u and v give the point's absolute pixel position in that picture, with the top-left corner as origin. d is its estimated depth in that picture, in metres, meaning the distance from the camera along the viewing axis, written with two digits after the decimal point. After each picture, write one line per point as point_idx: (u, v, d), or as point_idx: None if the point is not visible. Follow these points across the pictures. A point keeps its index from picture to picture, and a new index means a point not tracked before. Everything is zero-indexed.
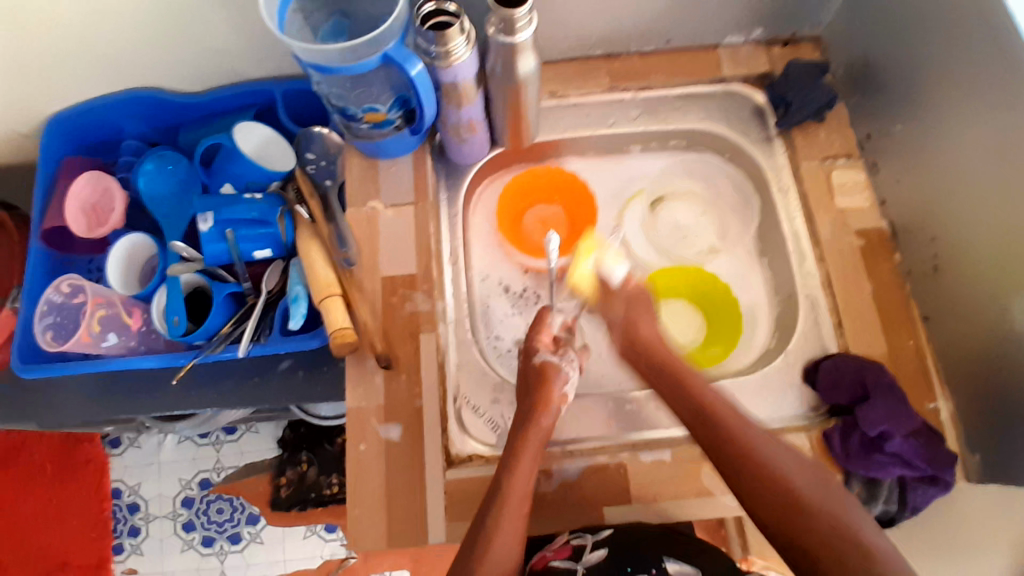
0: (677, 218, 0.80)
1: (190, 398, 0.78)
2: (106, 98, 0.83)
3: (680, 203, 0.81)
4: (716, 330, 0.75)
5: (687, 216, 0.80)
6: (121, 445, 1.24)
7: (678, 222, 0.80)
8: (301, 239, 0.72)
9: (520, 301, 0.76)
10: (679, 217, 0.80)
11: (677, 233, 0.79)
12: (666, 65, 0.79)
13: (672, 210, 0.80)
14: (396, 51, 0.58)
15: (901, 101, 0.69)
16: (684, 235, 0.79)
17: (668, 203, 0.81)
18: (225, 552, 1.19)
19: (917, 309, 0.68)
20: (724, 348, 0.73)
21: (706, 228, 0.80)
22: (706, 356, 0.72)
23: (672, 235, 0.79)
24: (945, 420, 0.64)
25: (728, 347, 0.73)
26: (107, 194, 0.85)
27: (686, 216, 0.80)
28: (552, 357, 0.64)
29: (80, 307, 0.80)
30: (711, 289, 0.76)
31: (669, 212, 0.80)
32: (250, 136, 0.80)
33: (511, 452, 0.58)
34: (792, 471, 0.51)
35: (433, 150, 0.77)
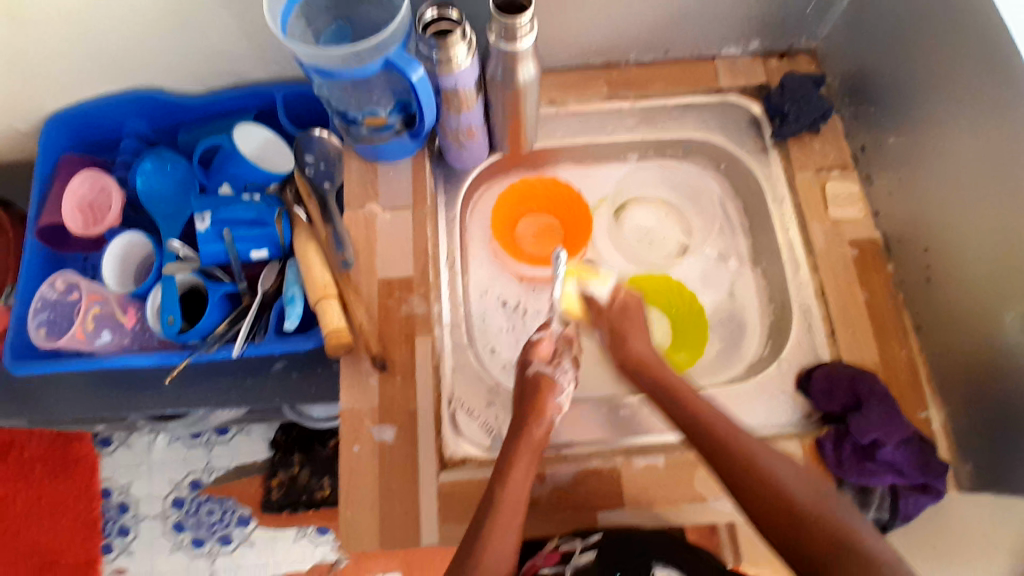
0: (641, 222, 0.81)
1: (184, 397, 0.78)
2: (106, 97, 0.83)
3: (641, 207, 0.82)
4: (682, 337, 0.75)
5: (650, 220, 0.82)
6: (112, 445, 1.24)
7: (644, 226, 0.81)
8: (299, 241, 0.72)
9: (511, 316, 0.76)
10: (642, 222, 0.81)
11: (644, 238, 0.81)
12: (665, 75, 0.80)
13: (635, 216, 0.82)
14: (398, 56, 0.58)
15: (895, 115, 0.70)
16: (650, 240, 0.80)
17: (630, 209, 0.82)
18: (214, 554, 1.19)
19: (909, 320, 0.69)
20: (690, 355, 0.74)
21: (673, 229, 0.81)
22: (673, 362, 0.73)
23: (639, 240, 0.80)
24: (937, 430, 0.65)
25: (695, 354, 0.73)
26: (105, 192, 0.85)
27: (651, 218, 0.82)
28: (545, 369, 0.65)
29: (75, 303, 0.80)
30: (687, 302, 0.75)
31: (634, 217, 0.82)
32: (249, 138, 0.81)
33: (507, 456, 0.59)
34: None
35: (433, 154, 0.77)
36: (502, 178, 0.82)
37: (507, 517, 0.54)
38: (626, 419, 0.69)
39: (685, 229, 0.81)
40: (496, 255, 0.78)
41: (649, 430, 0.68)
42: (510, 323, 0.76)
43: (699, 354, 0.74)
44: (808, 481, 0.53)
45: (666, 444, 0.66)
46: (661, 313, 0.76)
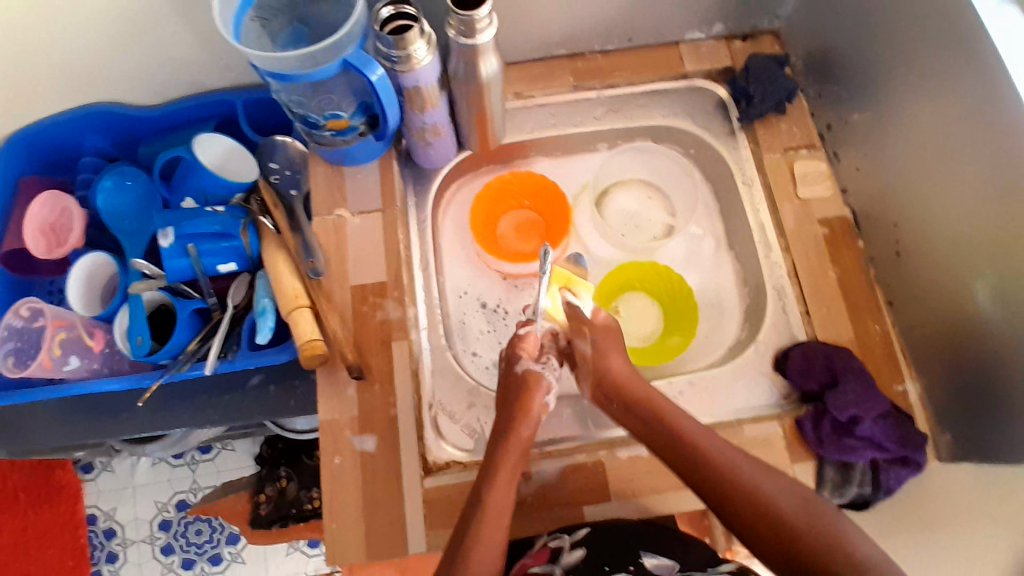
0: (625, 206, 0.81)
1: (159, 418, 0.76)
2: (59, 115, 0.81)
3: (624, 191, 0.82)
4: (674, 319, 0.75)
5: (633, 204, 0.82)
6: (93, 470, 1.21)
7: (628, 210, 0.81)
8: (267, 251, 0.70)
9: (494, 317, 0.75)
10: (625, 206, 0.81)
11: (628, 222, 0.81)
12: (630, 63, 0.79)
13: (618, 202, 0.81)
14: (355, 56, 0.58)
15: (859, 91, 0.70)
16: (636, 224, 0.80)
17: (613, 194, 0.82)
18: (205, 574, 1.17)
19: (882, 295, 0.70)
20: (684, 337, 0.74)
21: (656, 212, 0.81)
22: (668, 347, 0.74)
23: (624, 226, 0.80)
24: (915, 401, 0.66)
25: (688, 335, 0.73)
26: (65, 213, 0.83)
27: (633, 202, 0.82)
28: (534, 366, 0.64)
29: (41, 330, 0.77)
30: (670, 282, 0.75)
31: (616, 203, 0.81)
32: (210, 147, 0.78)
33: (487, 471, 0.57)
34: None
35: (400, 155, 0.76)
36: (473, 174, 0.81)
37: (494, 522, 0.54)
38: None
39: (669, 210, 0.81)
40: (479, 256, 0.77)
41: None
42: (490, 326, 0.75)
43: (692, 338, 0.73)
44: (785, 484, 0.54)
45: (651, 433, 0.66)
46: (646, 294, 0.78)
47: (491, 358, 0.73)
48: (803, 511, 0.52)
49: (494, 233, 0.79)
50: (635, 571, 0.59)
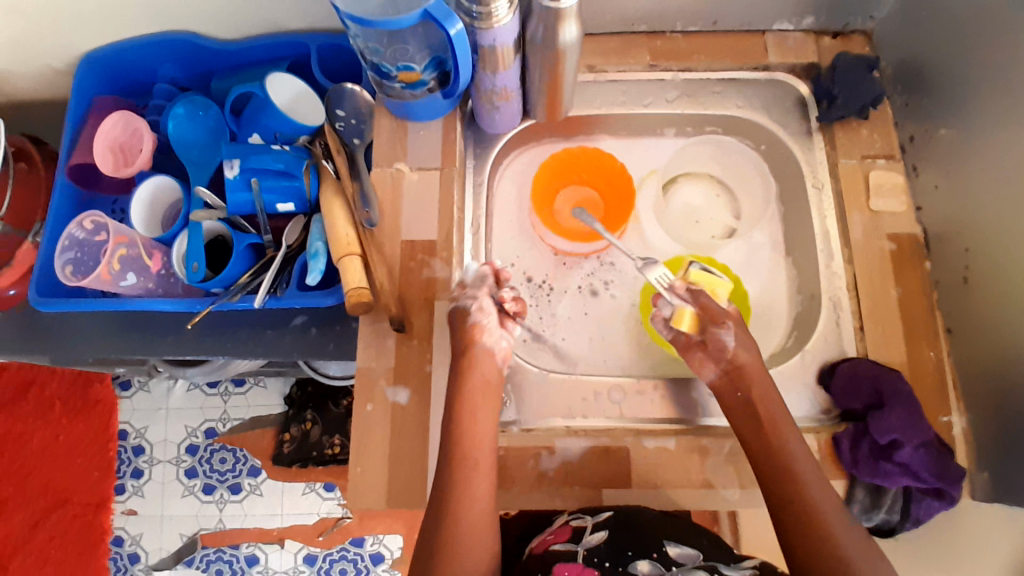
0: (689, 200, 0.79)
1: (203, 345, 0.78)
2: (138, 39, 0.82)
3: (693, 184, 0.80)
4: None
5: (698, 199, 0.80)
6: (131, 388, 1.27)
7: (691, 205, 0.79)
8: (324, 196, 0.71)
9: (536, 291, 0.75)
10: (689, 200, 0.79)
11: (689, 215, 0.79)
12: (710, 48, 0.76)
13: (682, 194, 0.79)
14: (436, 7, 0.56)
15: (950, 106, 0.67)
16: (696, 219, 0.79)
17: (679, 184, 0.80)
18: (224, 501, 1.22)
19: (941, 320, 0.67)
20: None
21: (719, 212, 0.79)
22: None
23: (684, 218, 0.79)
24: (958, 435, 0.63)
25: None
26: (136, 135, 0.85)
27: (700, 197, 0.80)
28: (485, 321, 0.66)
29: (101, 244, 0.80)
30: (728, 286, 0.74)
31: (682, 195, 0.79)
32: (282, 88, 0.79)
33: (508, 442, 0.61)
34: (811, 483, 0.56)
35: (465, 116, 0.75)
36: (546, 143, 0.81)
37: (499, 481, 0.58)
38: (670, 400, 0.67)
39: (734, 211, 0.79)
40: (536, 227, 0.76)
41: (704, 414, 0.67)
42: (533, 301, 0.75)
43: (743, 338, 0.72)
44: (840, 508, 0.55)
45: (695, 425, 0.66)
46: None
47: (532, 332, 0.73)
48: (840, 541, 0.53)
49: (552, 207, 0.78)
50: (658, 558, 0.60)
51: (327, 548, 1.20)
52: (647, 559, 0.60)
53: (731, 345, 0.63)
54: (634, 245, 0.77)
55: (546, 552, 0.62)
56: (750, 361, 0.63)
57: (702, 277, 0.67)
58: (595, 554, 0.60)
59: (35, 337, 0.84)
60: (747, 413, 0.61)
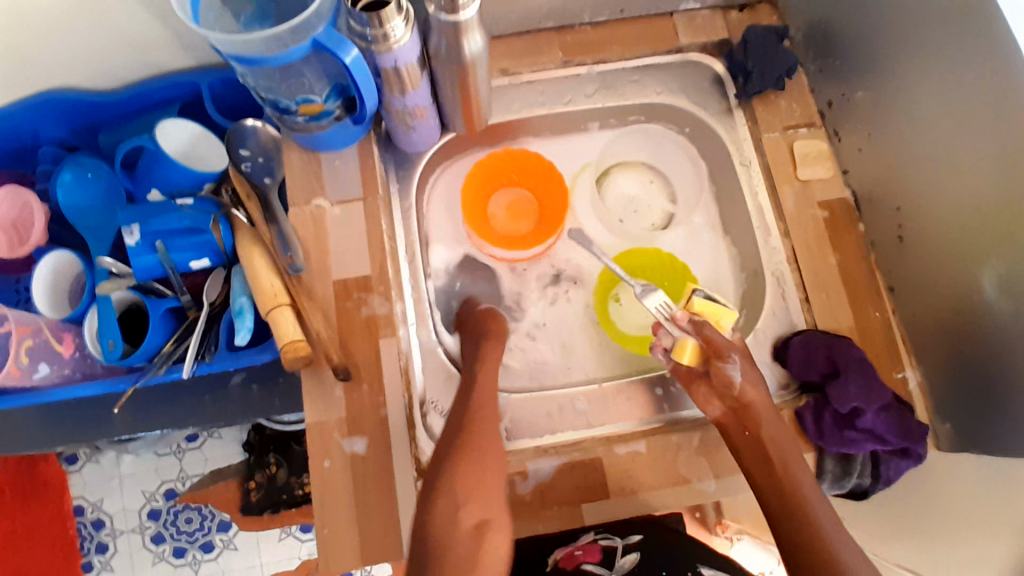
0: (625, 190, 0.78)
1: (139, 421, 0.73)
2: (12, 102, 0.74)
3: (626, 173, 0.78)
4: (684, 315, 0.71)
5: (634, 187, 0.78)
6: (78, 461, 1.19)
7: (628, 194, 0.78)
8: (241, 246, 0.66)
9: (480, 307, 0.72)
10: (626, 189, 0.78)
11: (629, 206, 0.77)
12: (621, 35, 0.74)
13: (619, 185, 0.78)
14: (327, 36, 0.52)
15: (860, 68, 0.67)
16: (635, 209, 0.77)
17: (613, 176, 0.78)
18: (198, 561, 1.17)
19: (882, 280, 0.69)
20: None
21: (657, 198, 0.78)
22: None
23: (624, 210, 0.77)
24: (915, 391, 0.66)
25: None
26: (26, 209, 0.77)
27: (635, 186, 0.78)
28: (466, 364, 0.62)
29: (6, 335, 0.72)
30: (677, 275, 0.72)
31: (617, 186, 0.78)
32: (174, 134, 0.72)
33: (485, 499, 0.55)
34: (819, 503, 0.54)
35: (380, 139, 0.71)
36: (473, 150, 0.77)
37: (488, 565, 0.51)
38: (634, 401, 0.66)
39: (670, 196, 0.78)
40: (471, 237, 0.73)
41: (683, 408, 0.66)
42: None
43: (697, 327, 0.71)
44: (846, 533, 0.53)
45: (670, 420, 0.66)
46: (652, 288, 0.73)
47: None
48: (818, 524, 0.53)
49: (486, 214, 0.75)
50: None
51: None
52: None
53: (738, 380, 0.60)
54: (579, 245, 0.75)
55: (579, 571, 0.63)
56: (756, 396, 0.60)
57: (708, 307, 0.62)
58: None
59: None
60: (757, 450, 0.59)
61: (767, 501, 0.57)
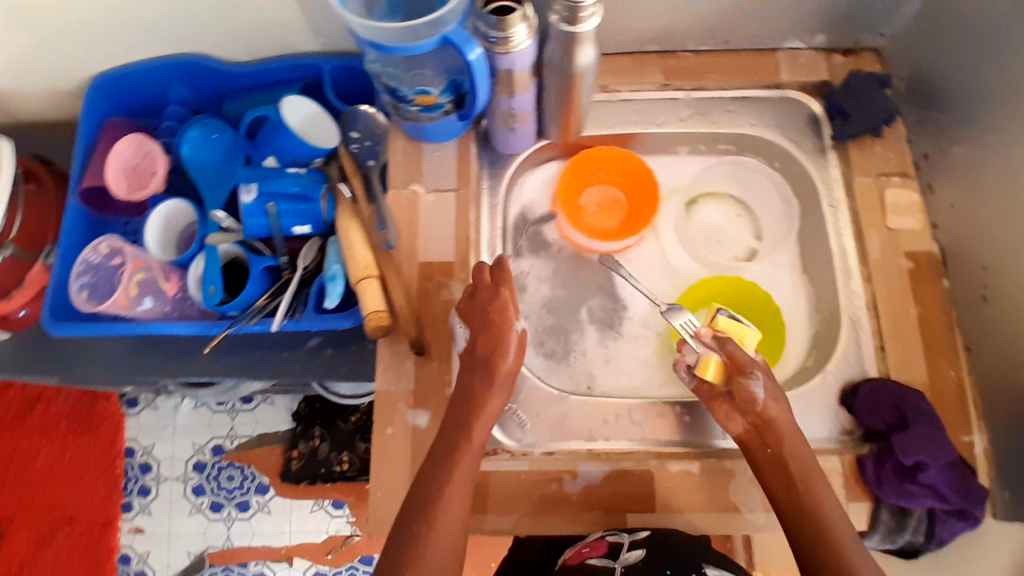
0: (709, 220, 0.79)
1: (219, 367, 0.78)
2: (152, 60, 0.82)
3: (713, 204, 0.79)
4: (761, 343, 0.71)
5: (718, 218, 0.79)
6: (138, 406, 1.27)
7: (712, 224, 0.79)
8: (340, 218, 0.71)
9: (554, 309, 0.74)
10: (710, 219, 0.79)
11: (711, 235, 0.78)
12: (722, 67, 0.77)
13: (703, 215, 0.79)
14: (456, 33, 0.57)
15: (964, 123, 0.68)
16: (718, 239, 0.78)
17: (700, 205, 0.80)
18: (232, 519, 1.21)
19: (960, 338, 0.67)
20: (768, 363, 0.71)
21: (741, 231, 0.78)
22: None
23: (707, 239, 0.78)
24: (979, 455, 0.63)
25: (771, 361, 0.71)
26: (149, 158, 0.84)
27: (720, 217, 0.79)
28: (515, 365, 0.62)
29: (117, 268, 0.79)
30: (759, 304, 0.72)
31: (702, 215, 0.79)
32: (294, 109, 0.77)
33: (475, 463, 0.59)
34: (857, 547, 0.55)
35: (478, 137, 0.75)
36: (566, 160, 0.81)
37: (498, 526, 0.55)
38: (693, 423, 0.67)
39: (756, 231, 0.78)
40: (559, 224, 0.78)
41: (711, 437, 0.66)
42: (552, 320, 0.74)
43: (776, 362, 0.71)
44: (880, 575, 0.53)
45: (704, 449, 0.65)
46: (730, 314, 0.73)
47: (549, 350, 0.72)
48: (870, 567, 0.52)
49: (578, 205, 0.79)
50: None
51: (335, 566, 1.19)
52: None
53: (761, 397, 0.60)
54: (656, 264, 0.77)
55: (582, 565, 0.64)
56: (780, 414, 0.60)
57: (730, 325, 0.64)
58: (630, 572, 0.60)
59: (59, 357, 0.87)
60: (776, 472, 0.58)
61: (788, 523, 0.57)
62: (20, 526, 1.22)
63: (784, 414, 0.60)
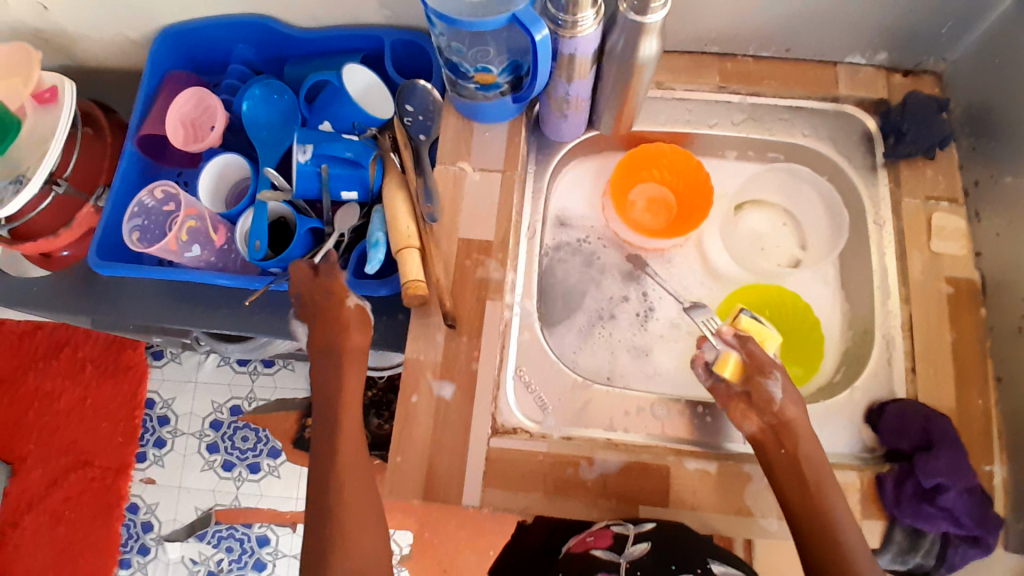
0: (755, 225, 0.79)
1: (252, 323, 0.80)
2: (221, 18, 0.84)
3: (758, 210, 0.80)
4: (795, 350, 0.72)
5: (764, 225, 0.80)
6: (162, 358, 1.30)
7: (757, 230, 0.79)
8: (388, 188, 0.72)
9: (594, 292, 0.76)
10: (756, 226, 0.79)
11: (754, 241, 0.79)
12: (781, 74, 0.76)
13: (749, 221, 0.79)
14: (524, 12, 0.57)
15: (1022, 152, 0.67)
16: (761, 245, 0.79)
17: (746, 211, 0.80)
18: (242, 479, 1.24)
19: (992, 368, 0.66)
20: (805, 371, 0.70)
21: (786, 239, 0.79)
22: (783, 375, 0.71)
23: (750, 244, 0.79)
24: (998, 484, 0.63)
25: (810, 370, 0.70)
26: (208, 112, 0.87)
27: (766, 223, 0.79)
28: None
29: (169, 214, 0.83)
30: (797, 313, 0.71)
31: (747, 221, 0.79)
32: (356, 77, 0.80)
33: None
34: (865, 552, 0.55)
35: (530, 122, 0.76)
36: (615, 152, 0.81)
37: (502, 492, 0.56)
38: (711, 423, 0.66)
39: (801, 241, 0.79)
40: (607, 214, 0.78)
41: (729, 437, 0.66)
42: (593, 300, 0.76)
43: (814, 373, 0.70)
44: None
45: (719, 451, 0.66)
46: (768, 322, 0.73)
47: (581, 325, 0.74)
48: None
49: (627, 200, 0.79)
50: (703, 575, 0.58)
51: None
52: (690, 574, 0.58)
53: (779, 398, 0.59)
54: (695, 262, 0.78)
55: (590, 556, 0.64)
56: (798, 416, 0.59)
57: (753, 325, 0.64)
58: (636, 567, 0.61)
59: (101, 298, 0.88)
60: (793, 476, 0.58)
61: (801, 530, 0.57)
62: (39, 462, 1.28)
63: (802, 417, 0.59)
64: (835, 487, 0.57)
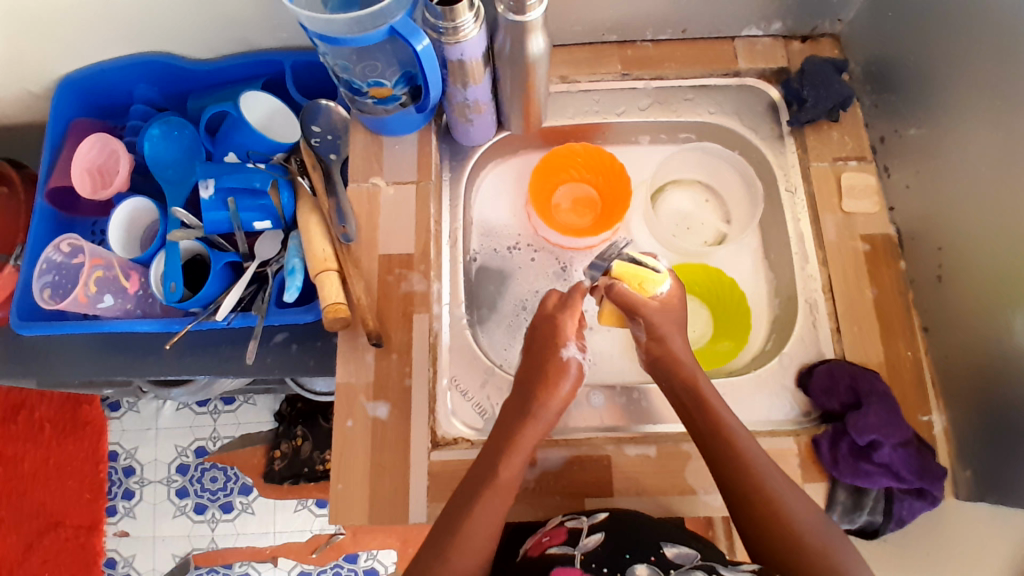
0: (678, 206, 0.80)
1: (184, 365, 0.78)
2: (116, 60, 0.82)
3: (680, 191, 0.80)
4: (725, 325, 0.74)
5: (687, 204, 0.80)
6: (120, 410, 1.26)
7: (681, 211, 0.80)
8: (300, 213, 0.71)
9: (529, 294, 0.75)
10: (679, 206, 0.80)
11: (680, 221, 0.79)
12: (681, 55, 0.77)
13: (671, 202, 0.80)
14: (402, 24, 0.57)
15: (918, 105, 0.68)
16: (687, 226, 0.79)
17: (668, 193, 0.80)
18: (216, 520, 1.21)
19: (918, 319, 0.67)
20: (735, 343, 0.73)
21: (710, 216, 0.80)
22: (715, 351, 0.73)
23: (677, 225, 0.79)
24: (938, 434, 0.64)
25: (739, 343, 0.72)
26: (114, 157, 0.85)
27: (688, 202, 0.80)
28: (578, 355, 0.61)
29: (79, 266, 0.80)
30: (722, 287, 0.74)
31: (670, 202, 0.80)
32: (256, 106, 0.80)
33: (497, 453, 0.57)
34: (796, 496, 0.54)
35: (439, 129, 0.76)
36: (537, 151, 0.81)
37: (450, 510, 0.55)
38: (642, 407, 0.67)
39: (724, 216, 0.79)
40: (530, 218, 0.78)
41: (658, 419, 0.67)
42: (524, 302, 0.75)
43: (744, 344, 0.72)
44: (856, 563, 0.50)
45: (651, 434, 0.66)
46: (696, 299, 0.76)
47: (507, 318, 0.74)
48: (818, 539, 0.51)
49: (550, 201, 0.79)
50: (657, 561, 0.55)
51: (320, 565, 1.19)
52: (644, 562, 0.55)
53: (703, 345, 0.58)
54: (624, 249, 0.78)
55: (543, 556, 0.57)
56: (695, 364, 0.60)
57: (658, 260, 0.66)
58: (592, 559, 0.55)
59: (29, 360, 0.83)
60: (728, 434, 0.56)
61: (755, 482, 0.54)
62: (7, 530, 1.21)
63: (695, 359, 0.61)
64: (754, 442, 0.56)
